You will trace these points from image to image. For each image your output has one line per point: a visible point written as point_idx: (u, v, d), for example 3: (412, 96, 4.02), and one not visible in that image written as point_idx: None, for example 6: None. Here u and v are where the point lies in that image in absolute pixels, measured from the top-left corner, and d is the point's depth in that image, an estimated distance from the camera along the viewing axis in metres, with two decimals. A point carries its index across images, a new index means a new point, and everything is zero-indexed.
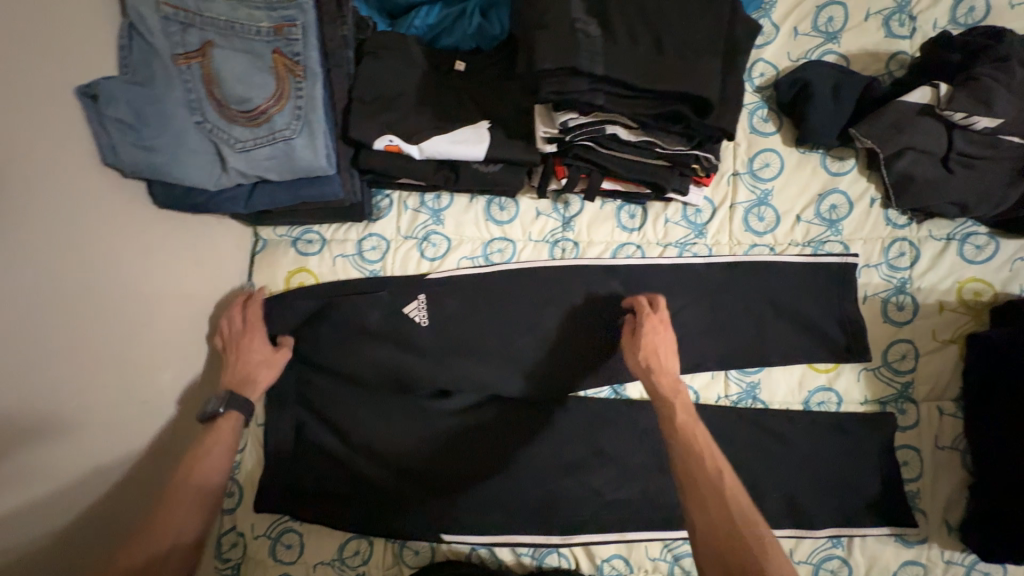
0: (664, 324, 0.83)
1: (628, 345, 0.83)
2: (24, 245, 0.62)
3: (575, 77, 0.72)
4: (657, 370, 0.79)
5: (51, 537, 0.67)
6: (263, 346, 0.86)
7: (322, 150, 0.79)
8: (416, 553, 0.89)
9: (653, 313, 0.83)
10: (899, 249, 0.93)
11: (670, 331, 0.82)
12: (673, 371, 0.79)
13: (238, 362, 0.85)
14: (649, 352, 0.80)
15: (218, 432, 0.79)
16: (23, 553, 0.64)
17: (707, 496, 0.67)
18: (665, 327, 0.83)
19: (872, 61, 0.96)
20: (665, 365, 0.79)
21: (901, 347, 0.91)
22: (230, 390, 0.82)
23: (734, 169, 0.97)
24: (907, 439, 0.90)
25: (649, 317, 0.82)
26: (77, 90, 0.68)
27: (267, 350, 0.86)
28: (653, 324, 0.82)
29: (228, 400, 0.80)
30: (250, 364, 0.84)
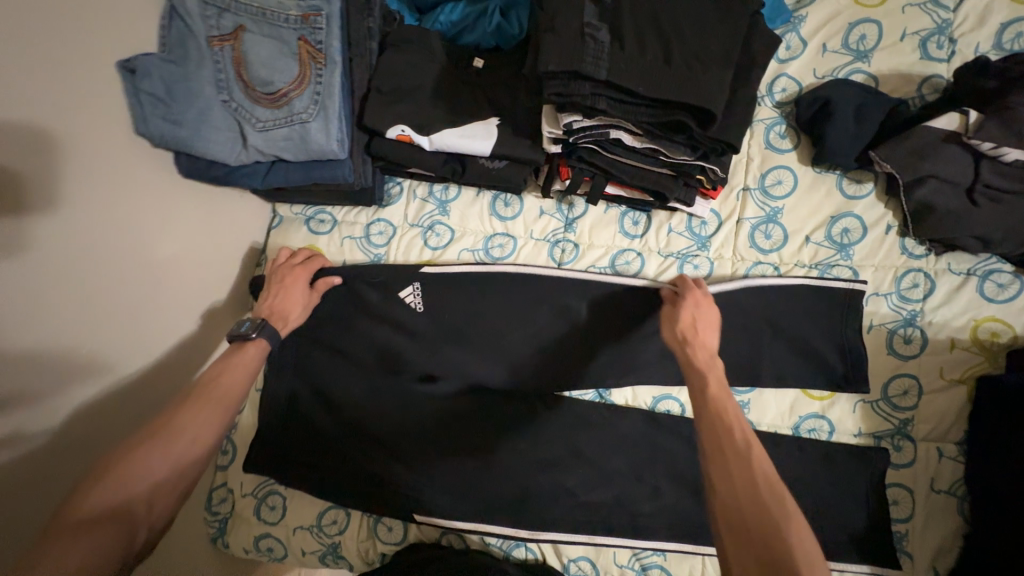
0: (706, 300, 0.82)
1: (669, 319, 0.82)
2: (58, 197, 0.68)
3: (580, 80, 0.73)
4: (694, 343, 0.76)
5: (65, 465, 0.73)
6: (303, 289, 0.89)
7: (335, 135, 0.82)
8: (390, 529, 0.92)
9: (698, 290, 0.84)
10: (912, 280, 0.89)
11: (712, 309, 0.82)
12: (710, 347, 0.76)
13: (274, 295, 0.87)
14: (686, 325, 0.79)
15: (243, 351, 0.78)
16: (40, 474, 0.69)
17: (731, 459, 0.60)
18: (709, 305, 0.82)
19: (904, 83, 0.92)
20: (702, 339, 0.77)
21: (904, 382, 0.87)
22: (262, 318, 0.83)
23: (745, 184, 0.95)
24: (900, 477, 0.86)
25: (693, 294, 0.83)
26: (118, 63, 0.73)
27: (306, 295, 0.89)
28: (695, 299, 0.82)
29: (261, 326, 0.80)
30: (286, 302, 0.86)
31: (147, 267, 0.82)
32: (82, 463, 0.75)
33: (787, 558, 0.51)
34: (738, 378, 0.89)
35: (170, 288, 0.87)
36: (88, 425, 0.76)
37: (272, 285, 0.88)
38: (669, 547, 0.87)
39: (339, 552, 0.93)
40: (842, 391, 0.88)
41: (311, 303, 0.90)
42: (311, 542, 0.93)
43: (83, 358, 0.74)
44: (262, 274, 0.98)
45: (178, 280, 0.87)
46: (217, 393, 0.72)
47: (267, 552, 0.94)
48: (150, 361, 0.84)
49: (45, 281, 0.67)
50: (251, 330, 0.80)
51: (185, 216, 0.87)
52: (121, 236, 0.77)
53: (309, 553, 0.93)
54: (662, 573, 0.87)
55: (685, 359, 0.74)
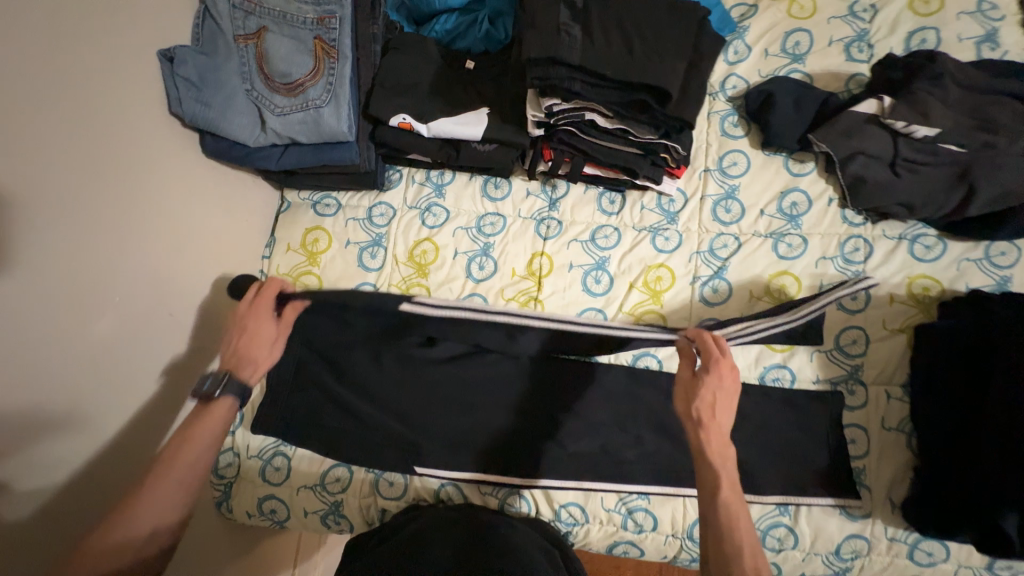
0: (731, 375, 0.77)
1: (685, 389, 0.80)
2: (96, 156, 0.77)
3: (557, 67, 0.86)
4: (708, 426, 0.76)
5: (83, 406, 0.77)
6: (269, 322, 0.82)
7: (345, 119, 0.94)
8: (390, 485, 0.98)
9: (722, 359, 0.77)
10: (854, 245, 1.02)
11: (734, 380, 0.77)
12: (724, 429, 0.76)
13: (239, 339, 0.81)
14: (704, 405, 0.77)
15: (208, 413, 0.76)
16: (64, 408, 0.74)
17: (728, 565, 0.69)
18: (733, 378, 0.77)
19: (833, 80, 1.08)
20: (716, 420, 0.76)
21: (852, 333, 0.98)
22: (228, 371, 0.79)
23: (706, 165, 1.08)
24: (855, 418, 0.95)
25: (716, 366, 0.77)
26: (158, 52, 0.85)
27: (275, 331, 0.83)
28: (716, 374, 0.77)
29: (225, 383, 0.77)
30: (252, 343, 0.81)
31: (168, 234, 0.89)
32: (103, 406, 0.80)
33: None
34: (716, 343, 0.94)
35: (189, 257, 0.94)
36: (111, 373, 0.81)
37: (235, 327, 0.82)
38: (652, 490, 0.93)
39: (340, 511, 0.98)
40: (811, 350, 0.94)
41: (281, 337, 0.84)
42: (314, 501, 0.98)
43: (107, 307, 0.80)
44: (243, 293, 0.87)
45: (193, 251, 0.95)
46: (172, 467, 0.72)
47: (270, 514, 0.99)
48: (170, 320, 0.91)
49: (79, 228, 0.75)
50: (214, 388, 0.77)
51: (202, 194, 0.96)
52: (138, 211, 0.84)
53: (310, 513, 0.99)
54: (646, 515, 0.94)
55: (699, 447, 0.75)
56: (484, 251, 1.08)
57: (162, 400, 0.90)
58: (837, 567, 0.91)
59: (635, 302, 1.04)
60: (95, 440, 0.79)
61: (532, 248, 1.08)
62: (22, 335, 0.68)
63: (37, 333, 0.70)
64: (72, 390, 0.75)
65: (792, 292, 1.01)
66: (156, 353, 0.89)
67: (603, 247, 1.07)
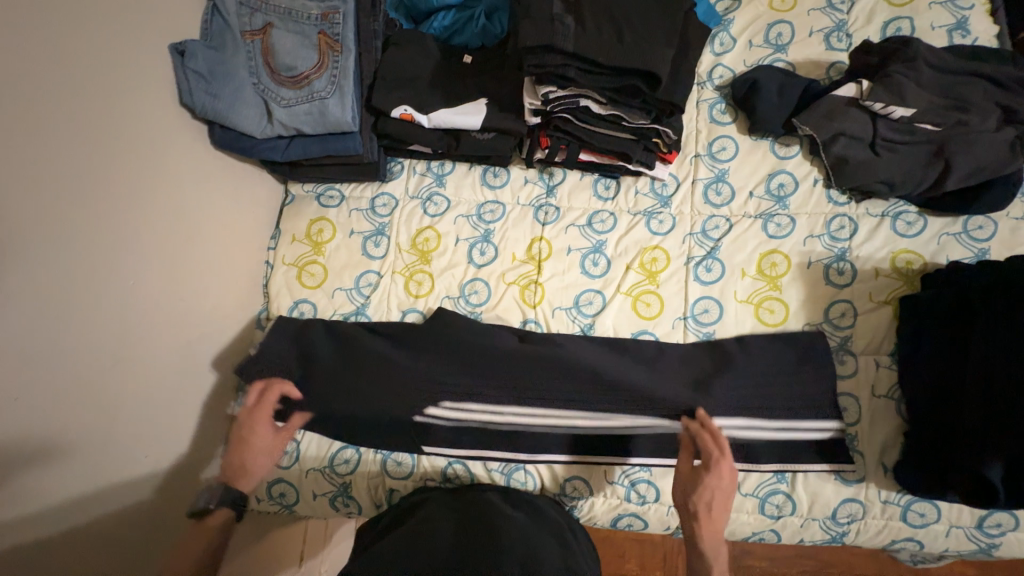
0: (730, 474, 0.84)
1: (686, 480, 0.86)
2: (110, 144, 0.80)
3: (553, 54, 0.90)
4: (705, 519, 0.81)
5: (100, 384, 0.80)
6: (267, 433, 0.91)
7: (349, 109, 0.98)
8: (398, 465, 1.00)
9: (721, 458, 0.85)
10: (839, 223, 1.06)
11: (732, 481, 0.84)
12: (719, 526, 0.81)
13: (238, 450, 0.89)
14: (703, 499, 0.82)
15: (203, 532, 0.82)
16: (81, 385, 0.77)
17: None
18: (730, 478, 0.84)
19: (815, 67, 1.13)
20: (714, 516, 0.81)
21: (840, 307, 1.02)
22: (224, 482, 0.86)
23: (696, 151, 1.13)
24: (846, 387, 0.99)
25: (716, 464, 0.85)
26: (170, 46, 0.89)
27: (271, 440, 0.91)
28: (716, 471, 0.84)
29: (221, 495, 0.83)
30: (250, 454, 0.89)
31: (175, 222, 0.92)
32: (117, 386, 0.83)
33: None
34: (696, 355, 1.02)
35: (196, 245, 0.97)
36: (125, 353, 0.84)
37: (236, 437, 0.91)
38: (654, 462, 0.96)
39: (349, 492, 1.00)
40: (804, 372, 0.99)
41: (277, 445, 0.92)
42: (323, 484, 1.00)
43: (121, 291, 0.83)
44: (252, 403, 0.94)
45: (200, 239, 0.98)
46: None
47: (280, 497, 1.01)
48: (179, 305, 0.94)
49: (94, 213, 0.78)
50: (210, 501, 0.82)
51: (210, 185, 1.00)
52: (149, 200, 0.87)
53: (320, 495, 1.00)
54: (649, 487, 0.97)
55: (694, 539, 0.80)
56: (485, 238, 1.11)
57: (172, 383, 0.93)
58: (834, 531, 0.95)
59: (632, 283, 1.08)
60: (109, 418, 0.82)
61: (531, 234, 1.11)
62: (39, 314, 0.71)
63: (54, 311, 0.73)
64: (88, 368, 0.78)
65: (782, 269, 1.06)
66: (167, 337, 0.92)
67: (600, 231, 1.11)
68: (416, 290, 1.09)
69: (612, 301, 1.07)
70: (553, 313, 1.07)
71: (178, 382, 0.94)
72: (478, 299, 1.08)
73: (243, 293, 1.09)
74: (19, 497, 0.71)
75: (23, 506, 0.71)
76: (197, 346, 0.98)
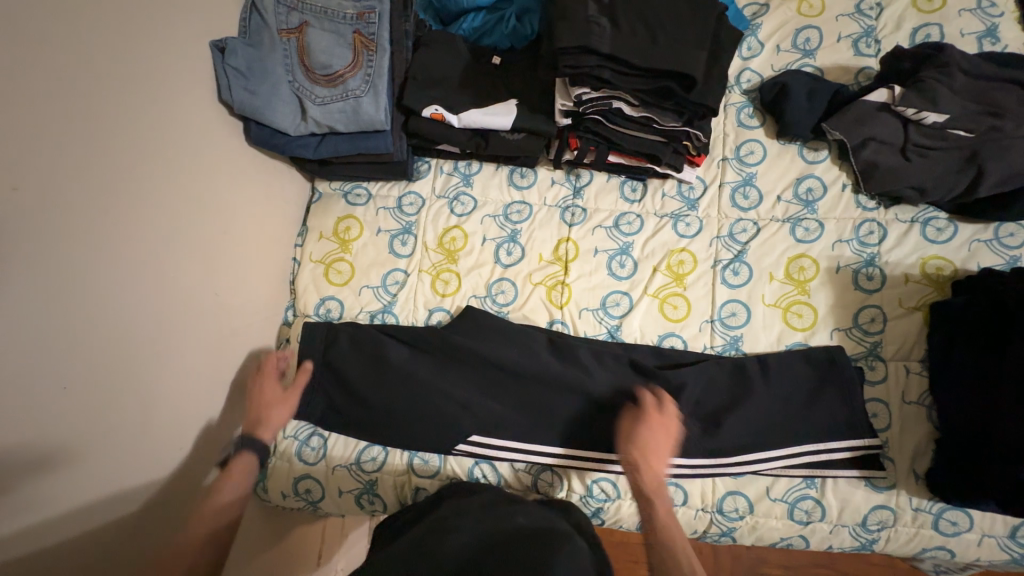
0: (661, 424, 0.88)
1: (624, 437, 0.89)
2: (151, 138, 0.82)
3: (588, 56, 0.91)
4: (644, 468, 0.82)
5: (136, 375, 0.81)
6: (274, 387, 0.95)
7: (382, 107, 0.99)
8: (425, 464, 0.99)
9: (653, 412, 0.90)
10: (868, 228, 1.06)
11: (664, 432, 0.88)
12: (659, 472, 0.82)
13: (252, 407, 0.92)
14: (638, 448, 0.85)
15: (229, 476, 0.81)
16: (117, 375, 0.78)
17: None
18: (664, 430, 0.88)
19: (844, 73, 1.13)
20: (652, 462, 0.83)
21: (870, 312, 1.02)
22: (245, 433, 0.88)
23: (724, 155, 1.13)
24: (876, 392, 0.98)
25: (647, 417, 0.89)
26: (211, 43, 0.92)
27: (279, 392, 0.94)
28: (647, 421, 0.89)
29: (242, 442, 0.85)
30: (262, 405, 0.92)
31: (208, 216, 0.94)
32: (152, 377, 0.84)
33: None
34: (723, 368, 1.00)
35: (228, 239, 0.98)
36: (160, 344, 0.85)
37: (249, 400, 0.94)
38: (678, 465, 0.95)
39: (375, 490, 1.00)
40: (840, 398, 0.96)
41: (287, 395, 0.94)
42: (349, 481, 1.00)
43: (157, 282, 0.84)
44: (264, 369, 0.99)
45: (232, 233, 0.99)
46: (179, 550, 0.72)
47: (305, 494, 1.01)
48: (211, 298, 0.95)
49: (135, 205, 0.80)
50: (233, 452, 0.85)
51: (242, 181, 1.02)
52: (184, 193, 0.88)
53: (345, 492, 1.00)
54: (677, 490, 0.97)
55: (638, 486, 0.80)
56: (512, 238, 1.12)
57: (204, 376, 0.94)
58: (864, 539, 0.94)
59: (659, 286, 1.08)
60: (144, 408, 0.83)
61: (558, 234, 1.11)
62: (86, 304, 0.73)
63: (93, 302, 0.74)
64: (125, 359, 0.79)
65: (810, 273, 1.05)
66: (198, 329, 0.93)
67: (627, 233, 1.11)
68: (443, 289, 1.09)
69: (639, 302, 1.07)
70: (580, 314, 1.07)
71: (207, 374, 0.95)
72: (505, 299, 1.08)
73: (271, 289, 1.10)
74: (66, 485, 0.72)
75: (67, 491, 0.73)
76: (227, 339, 0.99)
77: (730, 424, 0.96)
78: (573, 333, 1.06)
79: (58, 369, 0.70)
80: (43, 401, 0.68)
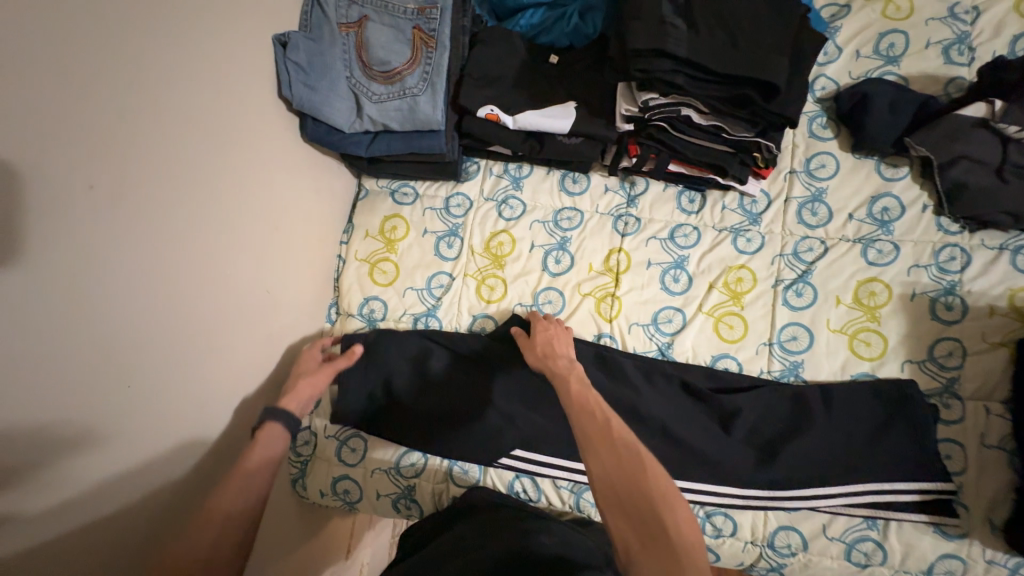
0: (556, 324, 0.95)
1: (527, 343, 0.91)
2: (212, 134, 0.82)
3: (662, 59, 0.85)
4: (552, 356, 0.86)
5: (189, 369, 0.82)
6: (312, 363, 0.95)
7: (439, 106, 0.98)
8: (464, 473, 0.98)
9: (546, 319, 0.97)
10: (949, 253, 0.98)
11: (562, 330, 0.94)
12: (566, 357, 0.86)
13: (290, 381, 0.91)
14: (545, 344, 0.89)
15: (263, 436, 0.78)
16: (174, 369, 0.79)
17: (602, 442, 0.66)
18: (560, 328, 0.95)
19: (931, 83, 1.05)
20: (557, 351, 0.87)
21: (947, 345, 0.94)
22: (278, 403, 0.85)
23: (792, 167, 1.06)
24: (950, 432, 0.91)
25: (543, 320, 0.96)
26: (274, 36, 0.91)
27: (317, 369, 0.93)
28: (544, 321, 0.95)
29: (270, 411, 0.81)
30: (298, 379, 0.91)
31: (261, 212, 0.94)
32: (205, 372, 0.85)
33: (657, 516, 0.59)
34: (781, 397, 0.95)
35: (279, 235, 0.98)
36: (214, 339, 0.86)
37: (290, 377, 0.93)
38: (728, 493, 0.92)
39: (412, 496, 0.99)
40: (917, 439, 0.89)
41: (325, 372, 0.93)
42: (387, 485, 0.99)
43: (213, 278, 0.85)
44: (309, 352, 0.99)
45: (283, 229, 0.99)
46: (217, 517, 0.67)
47: (343, 495, 1.01)
48: (262, 293, 0.96)
49: (195, 201, 0.80)
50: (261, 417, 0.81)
51: (295, 177, 1.01)
52: (240, 190, 0.88)
53: (383, 495, 1.00)
54: (726, 520, 0.93)
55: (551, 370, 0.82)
56: (561, 245, 1.08)
57: (253, 371, 0.95)
58: None
59: (715, 304, 1.02)
60: (198, 401, 0.84)
61: (609, 244, 1.07)
62: (148, 302, 0.74)
63: (154, 297, 0.75)
64: (182, 353, 0.80)
65: (881, 299, 0.98)
66: (249, 324, 0.94)
67: (682, 246, 1.06)
68: (488, 295, 1.07)
69: (693, 320, 1.02)
70: (629, 329, 1.03)
71: (256, 370, 0.95)
72: (551, 309, 1.05)
73: (317, 286, 1.10)
74: (129, 479, 0.74)
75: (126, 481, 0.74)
76: (276, 335, 1.00)
77: (786, 455, 0.91)
78: (621, 348, 1.02)
79: (123, 365, 0.71)
80: (107, 398, 0.70)
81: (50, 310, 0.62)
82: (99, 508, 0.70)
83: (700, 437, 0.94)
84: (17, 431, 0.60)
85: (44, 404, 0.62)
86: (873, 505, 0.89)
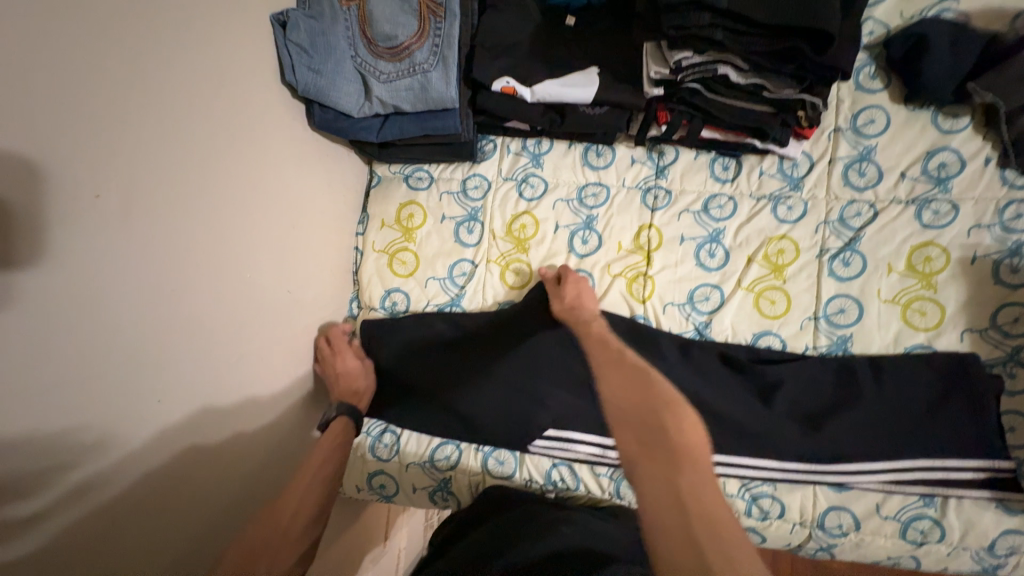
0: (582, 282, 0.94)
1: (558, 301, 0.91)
2: (218, 131, 0.77)
3: (699, 12, 0.77)
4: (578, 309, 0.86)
5: (219, 378, 0.80)
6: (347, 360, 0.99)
7: (452, 82, 0.91)
8: (500, 464, 0.97)
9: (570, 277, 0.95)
10: (1015, 211, 0.89)
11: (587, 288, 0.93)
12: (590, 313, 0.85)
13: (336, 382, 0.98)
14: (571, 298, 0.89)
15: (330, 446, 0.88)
16: (204, 380, 0.77)
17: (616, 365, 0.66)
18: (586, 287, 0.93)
19: (996, 18, 0.93)
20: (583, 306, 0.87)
21: (1013, 310, 0.87)
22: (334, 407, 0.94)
23: (836, 125, 0.98)
24: (1014, 403, 0.86)
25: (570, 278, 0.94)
26: (272, 18, 0.85)
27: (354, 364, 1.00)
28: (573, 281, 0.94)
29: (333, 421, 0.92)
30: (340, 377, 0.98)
31: (276, 210, 0.90)
32: (235, 378, 0.83)
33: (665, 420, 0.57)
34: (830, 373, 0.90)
35: (295, 231, 0.94)
36: (240, 345, 0.84)
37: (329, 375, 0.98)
38: (775, 474, 0.88)
39: (449, 488, 0.98)
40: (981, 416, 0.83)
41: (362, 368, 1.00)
42: (423, 478, 0.98)
43: (234, 282, 0.82)
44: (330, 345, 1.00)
45: (300, 225, 0.96)
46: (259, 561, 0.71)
47: (380, 489, 1.00)
48: (283, 292, 0.93)
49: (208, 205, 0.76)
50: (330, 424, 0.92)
51: (306, 170, 0.97)
52: (251, 188, 0.84)
53: (419, 488, 0.99)
54: (773, 502, 0.89)
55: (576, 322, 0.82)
56: (587, 224, 1.02)
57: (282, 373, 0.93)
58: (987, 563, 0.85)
59: (755, 278, 0.96)
60: (233, 409, 0.83)
61: (639, 220, 1.01)
62: (173, 315, 0.71)
63: (178, 309, 0.72)
64: (211, 363, 0.78)
65: (938, 265, 0.91)
66: (274, 326, 0.91)
67: (718, 218, 0.99)
68: (513, 281, 1.03)
69: (731, 297, 0.96)
70: (664, 309, 0.98)
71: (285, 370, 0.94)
72: None
73: (337, 280, 1.07)
74: (176, 497, 0.73)
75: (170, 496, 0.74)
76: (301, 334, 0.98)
77: (838, 434, 0.87)
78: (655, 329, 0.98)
79: (154, 384, 0.69)
80: (144, 417, 0.68)
81: (74, 337, 0.59)
82: (151, 531, 0.69)
83: (743, 415, 0.90)
84: (59, 460, 0.58)
85: (82, 434, 0.60)
86: (925, 486, 0.85)
